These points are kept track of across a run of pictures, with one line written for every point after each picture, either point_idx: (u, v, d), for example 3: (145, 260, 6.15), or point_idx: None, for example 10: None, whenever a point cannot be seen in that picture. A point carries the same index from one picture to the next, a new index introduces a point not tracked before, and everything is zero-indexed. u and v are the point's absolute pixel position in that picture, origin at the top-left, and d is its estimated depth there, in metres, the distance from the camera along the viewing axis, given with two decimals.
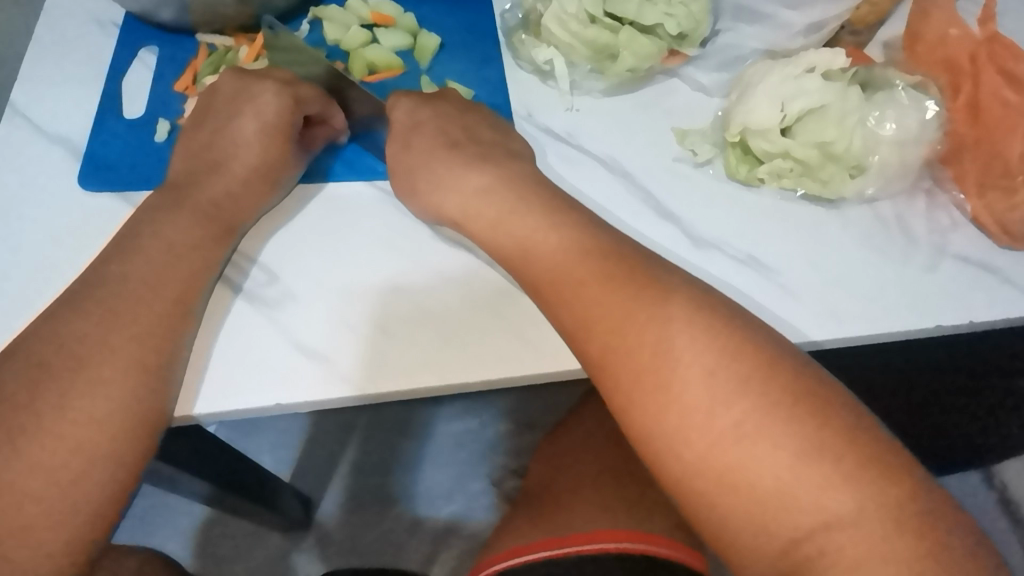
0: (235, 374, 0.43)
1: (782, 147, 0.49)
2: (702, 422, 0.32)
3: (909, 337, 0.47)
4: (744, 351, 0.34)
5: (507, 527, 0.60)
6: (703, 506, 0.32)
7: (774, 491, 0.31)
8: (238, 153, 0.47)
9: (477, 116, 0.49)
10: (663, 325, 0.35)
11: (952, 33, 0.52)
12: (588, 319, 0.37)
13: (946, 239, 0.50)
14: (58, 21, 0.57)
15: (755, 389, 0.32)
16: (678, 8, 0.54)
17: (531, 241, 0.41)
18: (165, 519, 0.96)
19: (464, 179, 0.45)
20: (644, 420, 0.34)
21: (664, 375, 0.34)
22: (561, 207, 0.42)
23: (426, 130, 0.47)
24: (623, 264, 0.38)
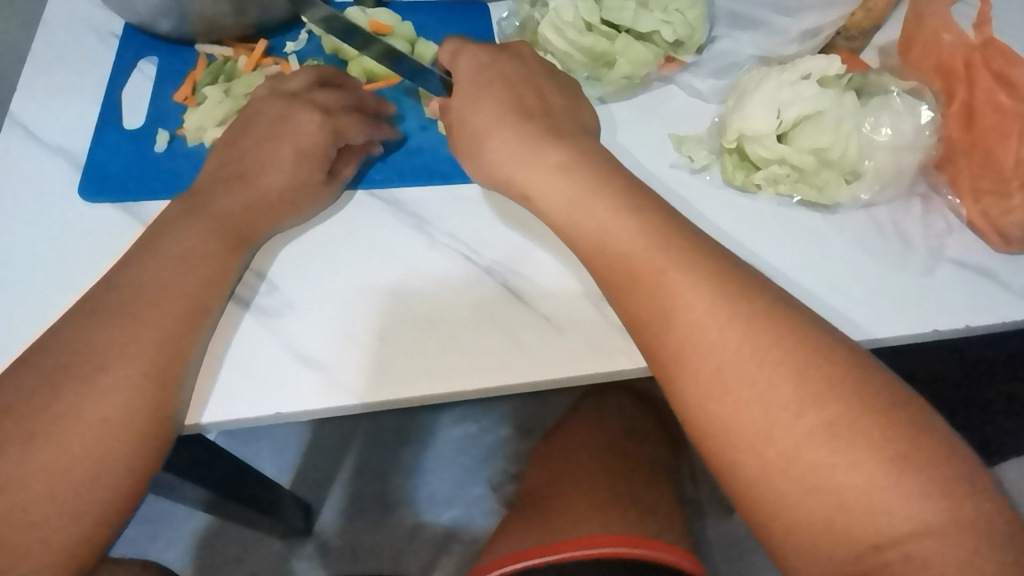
0: (234, 383, 0.43)
1: (778, 153, 0.49)
2: (776, 423, 0.34)
3: (904, 342, 0.47)
4: (776, 352, 0.35)
5: (504, 533, 0.60)
6: (762, 499, 0.34)
7: (809, 484, 0.32)
8: (268, 171, 0.46)
9: (533, 87, 0.48)
10: (746, 327, 0.36)
11: (947, 39, 0.52)
12: (666, 317, 0.38)
13: (942, 244, 0.50)
14: (57, 32, 0.58)
15: (792, 387, 0.34)
16: (673, 15, 0.54)
17: (611, 234, 0.41)
18: (166, 527, 0.96)
19: (538, 161, 0.44)
20: (715, 414, 0.35)
21: (743, 375, 0.35)
22: (595, 204, 0.42)
23: (496, 93, 0.47)
24: (656, 263, 0.39)
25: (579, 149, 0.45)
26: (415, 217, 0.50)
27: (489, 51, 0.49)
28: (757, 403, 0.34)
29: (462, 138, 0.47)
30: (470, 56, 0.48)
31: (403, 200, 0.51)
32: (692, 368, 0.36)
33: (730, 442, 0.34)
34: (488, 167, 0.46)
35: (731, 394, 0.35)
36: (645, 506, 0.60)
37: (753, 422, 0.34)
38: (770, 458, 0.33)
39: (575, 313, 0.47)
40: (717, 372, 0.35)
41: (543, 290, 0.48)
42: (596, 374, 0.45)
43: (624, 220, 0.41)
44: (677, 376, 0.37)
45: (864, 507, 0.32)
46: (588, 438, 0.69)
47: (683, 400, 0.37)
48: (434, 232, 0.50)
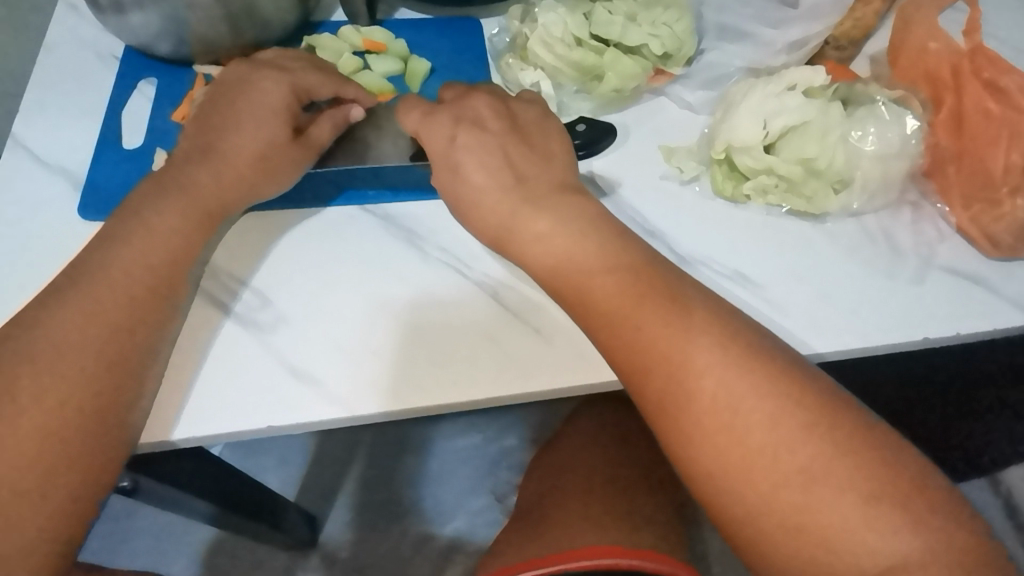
0: (223, 402, 0.44)
1: (766, 164, 0.50)
2: (757, 446, 0.34)
3: (895, 350, 0.47)
4: (755, 400, 0.35)
5: (502, 546, 0.60)
6: (744, 525, 0.34)
7: (796, 529, 0.32)
8: (229, 137, 0.47)
9: (505, 149, 0.46)
10: (727, 378, 0.36)
11: (932, 47, 0.53)
12: (646, 366, 0.37)
13: (933, 251, 0.50)
14: (59, 54, 0.59)
15: (768, 435, 0.34)
16: (661, 29, 0.55)
17: (591, 286, 0.40)
18: (173, 539, 0.97)
19: (522, 225, 0.43)
20: (704, 463, 0.35)
21: (725, 422, 0.35)
22: (579, 248, 0.42)
23: (472, 160, 0.45)
24: (640, 309, 0.38)
25: (558, 202, 0.44)
26: (407, 232, 0.51)
27: (448, 117, 0.47)
28: (743, 449, 0.34)
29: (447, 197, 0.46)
30: (435, 129, 0.46)
31: (395, 215, 0.52)
32: (677, 415, 0.36)
33: (715, 481, 0.34)
34: (476, 222, 0.45)
35: (712, 439, 0.35)
36: (642, 517, 0.60)
37: (735, 468, 0.34)
38: (753, 503, 0.33)
39: (564, 324, 0.47)
40: (701, 421, 0.35)
41: (533, 303, 0.48)
42: (584, 385, 0.45)
43: (605, 268, 0.40)
44: (664, 422, 0.36)
45: (835, 510, 0.32)
46: (585, 449, 0.70)
47: (668, 444, 0.36)
48: (425, 247, 0.50)
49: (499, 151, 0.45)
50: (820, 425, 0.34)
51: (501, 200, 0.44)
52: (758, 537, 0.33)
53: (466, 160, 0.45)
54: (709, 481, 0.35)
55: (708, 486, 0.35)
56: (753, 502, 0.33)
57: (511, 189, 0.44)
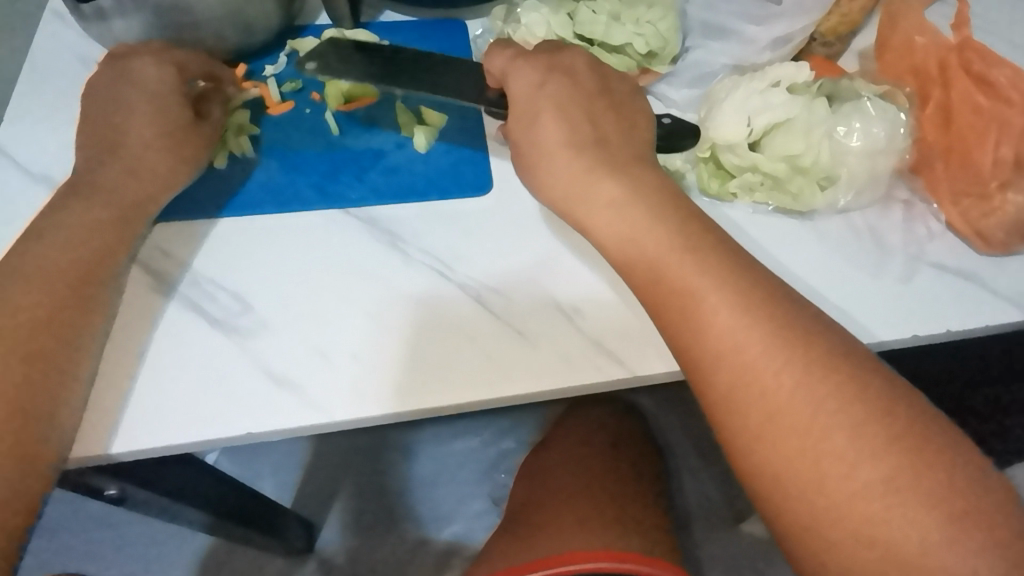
0: (234, 409, 0.43)
1: (751, 161, 0.49)
2: (791, 447, 0.34)
3: (884, 349, 0.47)
4: (834, 396, 0.34)
5: (491, 551, 0.59)
6: (794, 521, 0.34)
7: (863, 534, 0.32)
8: (136, 128, 0.48)
9: (587, 106, 0.46)
10: (801, 372, 0.35)
11: (919, 42, 0.52)
12: (709, 360, 0.37)
13: (922, 248, 0.50)
14: (42, 62, 0.59)
15: (844, 434, 0.33)
16: (645, 27, 0.55)
17: (663, 267, 0.40)
18: (169, 547, 0.97)
19: (592, 195, 0.43)
20: (765, 460, 0.34)
21: (796, 419, 0.34)
22: (652, 231, 0.41)
23: (548, 119, 0.45)
24: (707, 298, 0.38)
25: (632, 179, 0.44)
26: (390, 234, 0.51)
27: (541, 68, 0.47)
28: (811, 448, 0.34)
29: (519, 160, 0.47)
30: (522, 78, 0.47)
31: (378, 218, 0.52)
32: (742, 411, 0.35)
33: (768, 475, 0.34)
34: (548, 195, 0.46)
35: (782, 437, 0.34)
36: (632, 519, 0.59)
37: (803, 469, 0.33)
38: (821, 505, 0.33)
39: (549, 326, 0.47)
40: (767, 418, 0.35)
41: (517, 304, 0.48)
42: (567, 387, 0.45)
43: (685, 251, 0.40)
44: (726, 418, 0.36)
45: (870, 511, 0.32)
46: (575, 450, 0.69)
47: (727, 437, 0.36)
48: (408, 249, 0.50)
49: (574, 106, 0.46)
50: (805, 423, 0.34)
51: (580, 167, 0.44)
52: (819, 541, 0.33)
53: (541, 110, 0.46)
54: (773, 483, 0.34)
55: (772, 487, 0.34)
56: (821, 504, 0.33)
57: (589, 151, 0.44)
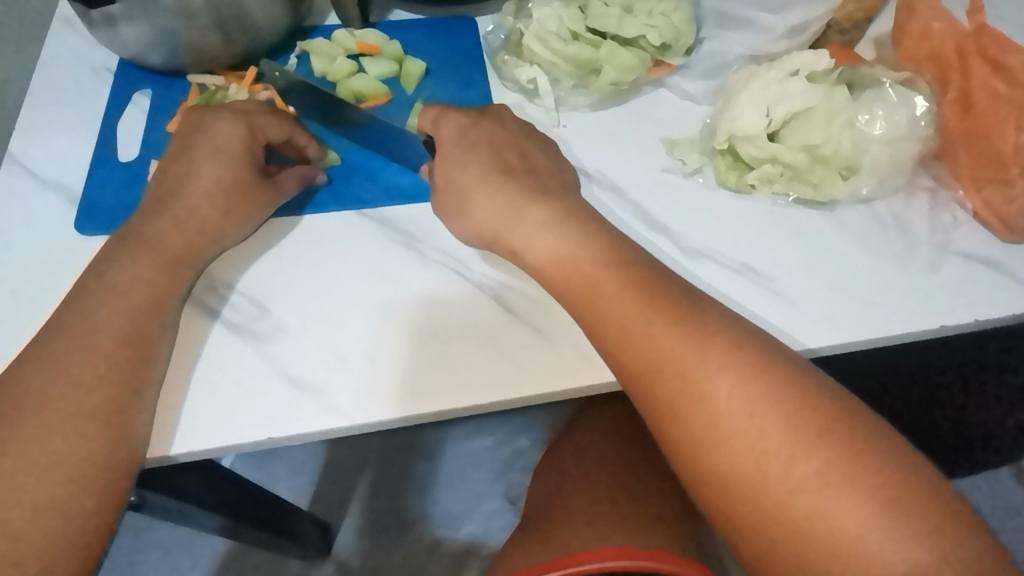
0: (233, 416, 0.43)
1: (770, 153, 0.48)
2: (735, 445, 0.34)
3: (911, 340, 0.46)
4: (770, 399, 0.35)
5: (510, 549, 0.59)
6: (748, 528, 0.34)
7: (810, 532, 0.32)
8: (194, 177, 0.47)
9: (518, 148, 0.49)
10: (735, 375, 0.36)
11: (936, 28, 0.51)
12: (653, 368, 0.38)
13: (948, 236, 0.49)
14: (54, 70, 0.59)
15: (782, 434, 0.34)
16: (658, 19, 0.54)
17: (599, 286, 0.41)
18: (187, 551, 0.97)
19: (522, 218, 0.45)
20: (714, 464, 0.35)
21: (736, 424, 0.35)
22: (589, 248, 0.43)
23: (480, 153, 0.48)
24: (647, 309, 0.39)
25: (564, 206, 0.45)
26: (406, 234, 0.50)
27: (472, 115, 0.51)
28: (753, 448, 0.34)
29: (447, 198, 0.48)
30: (452, 123, 0.50)
31: (392, 218, 0.51)
32: (684, 419, 0.36)
33: (719, 483, 0.35)
34: (477, 225, 0.46)
35: (726, 441, 0.35)
36: (653, 515, 0.58)
37: (749, 470, 0.34)
38: (765, 505, 0.33)
39: (565, 324, 0.46)
40: (709, 423, 0.35)
41: (537, 301, 0.47)
42: (588, 386, 0.44)
43: (617, 265, 0.41)
44: (668, 424, 0.37)
45: (828, 504, 0.32)
46: (595, 447, 0.68)
47: (673, 446, 0.36)
48: (424, 249, 0.50)
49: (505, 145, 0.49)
50: (791, 419, 0.35)
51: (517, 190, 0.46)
52: (767, 541, 0.33)
53: (476, 144, 0.49)
54: (734, 484, 0.34)
55: (717, 493, 0.35)
56: (764, 503, 0.33)
57: (518, 181, 0.46)
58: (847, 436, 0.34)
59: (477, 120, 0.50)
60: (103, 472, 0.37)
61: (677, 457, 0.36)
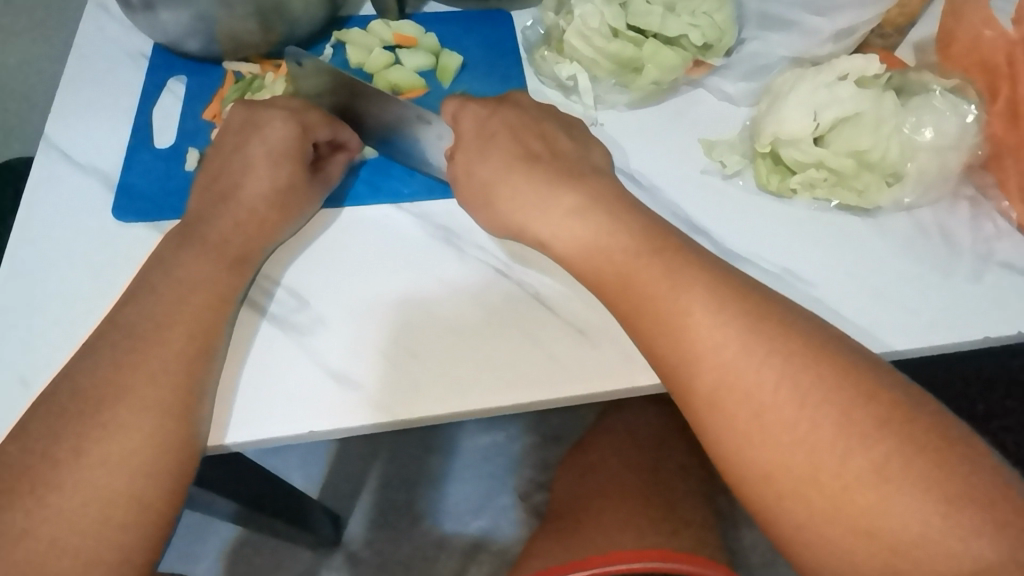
0: (262, 407, 0.43)
1: (815, 157, 0.48)
2: (782, 439, 0.33)
3: (953, 350, 0.45)
4: (822, 389, 0.33)
5: (538, 547, 0.59)
6: (795, 530, 0.32)
7: (867, 533, 0.30)
8: (248, 178, 0.47)
9: (539, 132, 0.48)
10: (784, 366, 0.34)
11: (986, 36, 0.50)
12: (688, 361, 0.36)
13: (991, 246, 0.48)
14: (89, 53, 0.59)
15: (833, 427, 0.32)
16: (701, 18, 0.53)
17: (633, 275, 0.39)
18: (198, 538, 0.97)
19: (551, 205, 0.43)
20: (754, 461, 0.33)
21: (784, 417, 0.33)
22: (621, 237, 0.41)
23: (501, 143, 0.47)
24: (687, 296, 0.37)
25: (592, 190, 0.44)
26: (444, 230, 0.50)
27: (488, 103, 0.49)
28: (801, 441, 0.32)
29: (474, 190, 0.47)
30: (469, 113, 0.49)
31: (431, 213, 0.51)
32: (726, 413, 0.34)
33: (764, 479, 0.33)
34: (500, 217, 0.46)
35: (772, 436, 0.33)
36: (683, 521, 0.58)
37: (797, 467, 0.32)
38: (816, 504, 0.32)
39: (605, 324, 0.46)
40: (755, 415, 0.34)
41: (575, 300, 0.47)
42: (630, 388, 0.44)
43: (651, 253, 0.40)
44: (709, 419, 0.35)
45: (887, 507, 0.30)
46: (621, 447, 0.68)
47: (715, 441, 0.35)
48: (463, 246, 0.49)
49: (528, 130, 0.48)
50: (856, 415, 0.32)
51: (549, 177, 0.45)
52: (814, 545, 0.31)
53: (497, 134, 0.47)
54: (777, 480, 0.33)
55: (762, 491, 0.33)
56: (816, 499, 0.32)
57: (541, 168, 0.45)
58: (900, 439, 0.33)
59: (493, 108, 0.49)
60: (150, 462, 0.36)
61: (718, 454, 0.35)
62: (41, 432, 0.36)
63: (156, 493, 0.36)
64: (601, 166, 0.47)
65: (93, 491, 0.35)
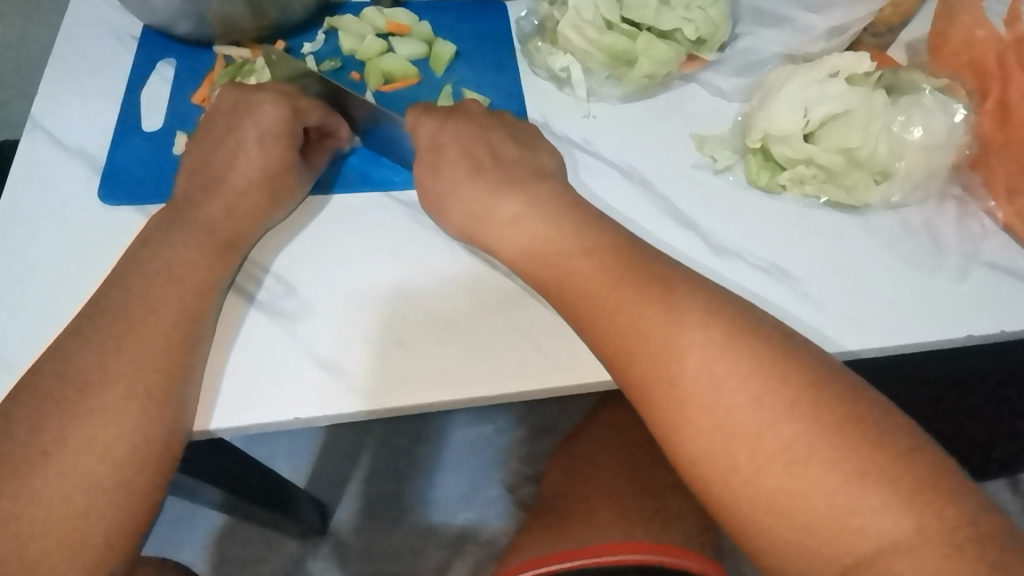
0: (247, 392, 0.43)
1: (805, 153, 0.48)
2: (716, 422, 0.33)
3: (937, 347, 0.46)
4: (761, 372, 0.33)
5: (525, 538, 0.59)
6: (735, 516, 0.32)
7: (799, 519, 0.30)
8: (237, 164, 0.47)
9: (486, 143, 0.48)
10: (718, 350, 0.34)
11: (978, 36, 0.50)
12: (633, 348, 0.36)
13: (976, 246, 0.49)
14: (77, 34, 0.58)
15: (769, 410, 0.32)
16: (696, 12, 0.53)
17: (573, 269, 0.40)
18: (185, 525, 0.97)
19: (501, 204, 0.44)
20: (687, 446, 0.33)
21: (716, 401, 0.33)
22: (608, 228, 0.41)
23: (451, 155, 0.46)
24: (631, 286, 0.38)
25: (534, 195, 0.44)
26: (434, 220, 0.50)
27: (438, 113, 0.49)
28: (733, 425, 0.32)
29: (428, 194, 0.47)
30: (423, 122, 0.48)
31: (421, 203, 0.51)
32: (665, 397, 0.34)
33: (700, 464, 0.33)
34: (454, 217, 0.46)
35: (706, 419, 0.33)
36: (669, 513, 0.59)
37: (729, 451, 0.32)
38: (749, 487, 0.31)
39: None
40: (688, 400, 0.34)
41: None
42: (616, 380, 0.44)
43: (590, 249, 0.40)
44: (651, 403, 0.35)
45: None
46: (609, 440, 0.69)
47: (658, 425, 0.35)
48: (452, 236, 0.49)
49: (475, 144, 0.47)
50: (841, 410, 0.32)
51: (499, 180, 0.45)
52: (751, 532, 0.31)
53: (447, 147, 0.47)
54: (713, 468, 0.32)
55: (702, 478, 0.33)
56: (743, 483, 0.31)
57: (489, 175, 0.45)
58: None
59: (445, 118, 0.48)
60: (133, 446, 0.36)
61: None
62: (23, 414, 0.35)
63: (139, 478, 0.36)
64: (547, 169, 0.47)
65: (76, 473, 0.35)
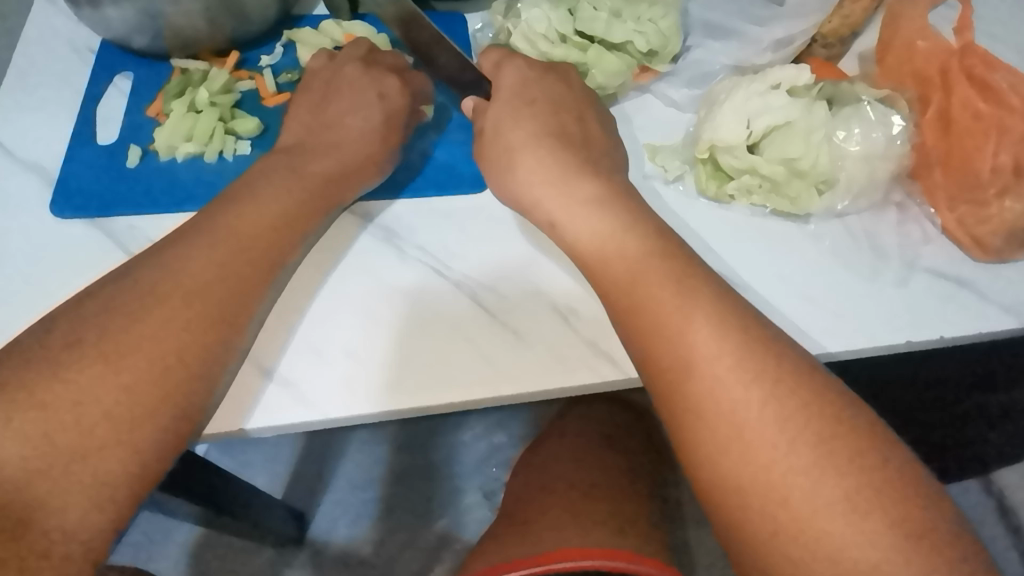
0: None
1: (749, 164, 0.49)
2: (760, 456, 0.33)
3: (879, 353, 0.47)
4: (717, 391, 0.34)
5: (485, 547, 0.60)
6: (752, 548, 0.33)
7: (804, 540, 0.32)
8: None
9: (573, 115, 0.49)
10: (772, 386, 0.35)
11: (920, 46, 0.52)
12: (690, 370, 0.36)
13: (917, 253, 0.50)
14: (36, 49, 0.58)
15: (811, 453, 0.33)
16: (646, 25, 0.54)
17: (642, 277, 0.40)
18: (161, 536, 0.96)
19: (569, 192, 0.45)
20: (728, 472, 0.34)
21: (757, 437, 0.34)
22: (636, 234, 0.42)
23: (535, 116, 0.48)
24: (672, 308, 0.38)
25: (606, 186, 0.45)
26: (385, 230, 0.51)
27: (534, 70, 0.50)
28: (778, 461, 0.33)
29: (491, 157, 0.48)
30: (510, 74, 0.50)
31: (373, 213, 0.51)
32: (708, 425, 0.35)
33: (728, 488, 0.34)
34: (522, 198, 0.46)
35: (752, 453, 0.34)
36: (626, 519, 0.59)
37: (770, 484, 0.33)
38: (782, 519, 0.32)
39: (541, 325, 0.46)
40: (735, 432, 0.34)
41: (513, 304, 0.47)
42: (563, 388, 0.45)
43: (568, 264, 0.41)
44: (697, 427, 0.35)
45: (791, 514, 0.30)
46: (570, 448, 0.70)
47: (692, 450, 0.36)
48: (402, 245, 0.50)
49: (561, 117, 0.48)
50: None
51: (566, 166, 0.46)
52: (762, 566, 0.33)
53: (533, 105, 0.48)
54: (733, 495, 0.34)
55: (725, 503, 0.34)
56: (782, 515, 0.32)
57: (567, 151, 0.47)
58: (812, 439, 0.33)
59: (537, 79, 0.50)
60: None
61: (691, 462, 0.36)
62: None
63: None
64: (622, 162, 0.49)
65: None
